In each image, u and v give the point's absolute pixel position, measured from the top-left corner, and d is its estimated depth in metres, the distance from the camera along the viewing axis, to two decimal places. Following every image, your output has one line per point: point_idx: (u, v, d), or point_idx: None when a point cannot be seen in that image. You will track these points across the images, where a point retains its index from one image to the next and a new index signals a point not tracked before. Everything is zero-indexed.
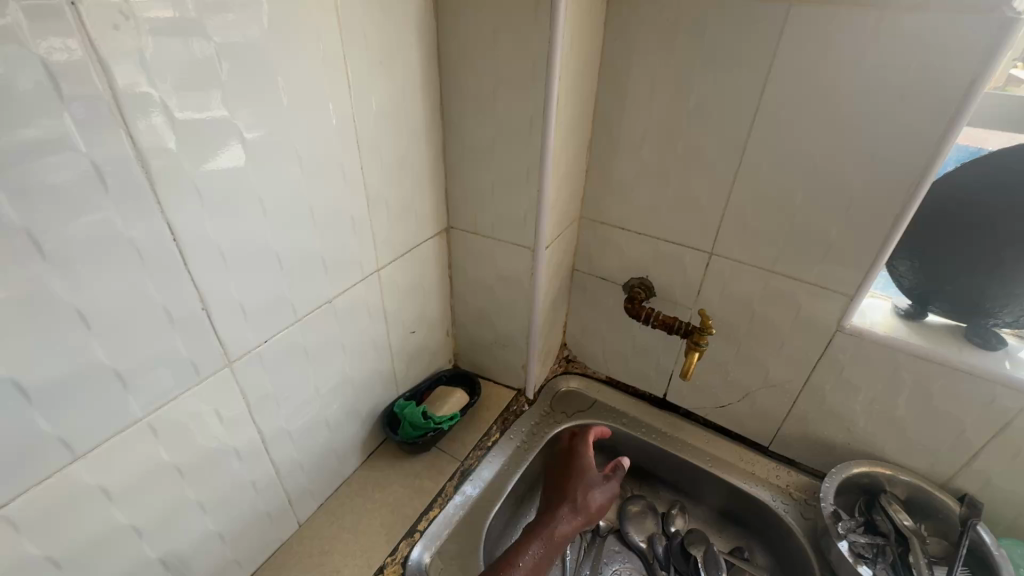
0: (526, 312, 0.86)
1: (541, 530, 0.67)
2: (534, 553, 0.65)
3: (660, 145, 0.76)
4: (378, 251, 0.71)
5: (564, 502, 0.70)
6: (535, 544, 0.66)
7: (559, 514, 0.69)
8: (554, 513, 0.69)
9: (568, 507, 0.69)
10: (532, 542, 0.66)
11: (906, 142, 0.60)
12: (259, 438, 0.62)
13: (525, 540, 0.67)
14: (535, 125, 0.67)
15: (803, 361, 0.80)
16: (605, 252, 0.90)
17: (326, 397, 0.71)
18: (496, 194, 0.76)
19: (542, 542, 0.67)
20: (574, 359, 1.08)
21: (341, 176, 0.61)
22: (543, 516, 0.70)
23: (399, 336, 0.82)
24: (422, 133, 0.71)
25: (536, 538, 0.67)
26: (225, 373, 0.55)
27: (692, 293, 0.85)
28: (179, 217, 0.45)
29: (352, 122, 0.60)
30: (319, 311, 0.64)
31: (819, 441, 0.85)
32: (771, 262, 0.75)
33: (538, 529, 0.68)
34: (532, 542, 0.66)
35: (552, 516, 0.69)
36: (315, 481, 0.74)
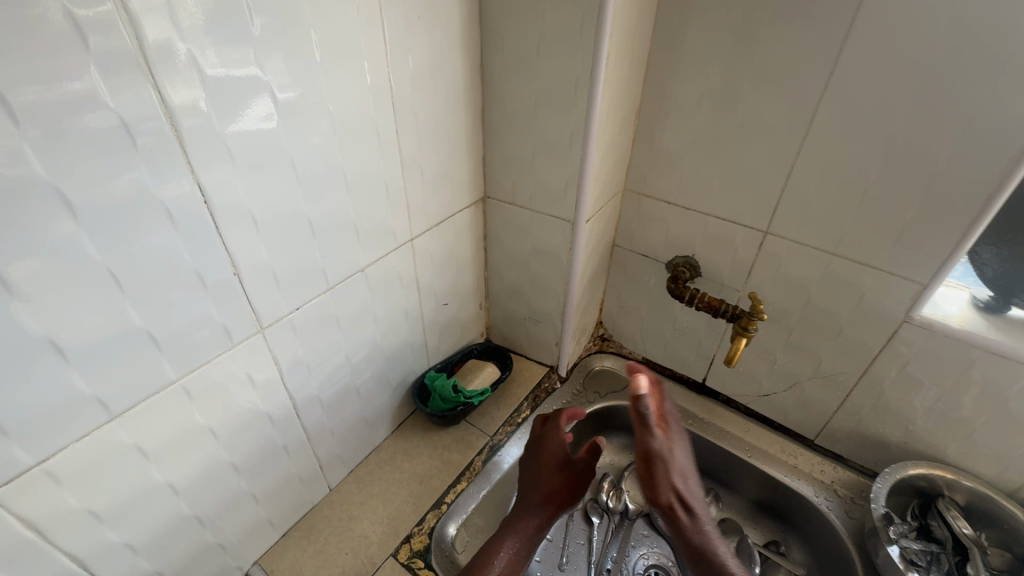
0: (562, 289, 0.83)
1: (516, 526, 0.66)
2: (511, 547, 0.64)
3: (717, 113, 0.70)
4: (412, 220, 0.68)
5: (538, 497, 0.69)
6: (512, 538, 0.65)
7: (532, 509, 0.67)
8: (529, 507, 0.68)
9: (541, 501, 0.67)
10: (509, 537, 0.65)
11: (1010, 111, 0.52)
12: (291, 405, 0.62)
13: (504, 535, 0.65)
14: (581, 88, 0.62)
15: (861, 353, 0.74)
16: (649, 228, 0.85)
17: (357, 366, 0.70)
18: (536, 163, 0.72)
19: (519, 538, 0.65)
20: (609, 338, 1.04)
21: (375, 140, 0.58)
22: (518, 511, 0.68)
23: (432, 308, 0.81)
24: (460, 97, 0.68)
25: (513, 534, 0.65)
26: (257, 339, 0.54)
27: (741, 275, 0.79)
28: (210, 179, 0.44)
29: (388, 82, 0.57)
30: (351, 280, 0.63)
31: (871, 438, 0.79)
32: (833, 244, 0.69)
33: (516, 523, 0.67)
34: (509, 537, 0.65)
35: (528, 512, 0.68)
36: (345, 448, 0.75)
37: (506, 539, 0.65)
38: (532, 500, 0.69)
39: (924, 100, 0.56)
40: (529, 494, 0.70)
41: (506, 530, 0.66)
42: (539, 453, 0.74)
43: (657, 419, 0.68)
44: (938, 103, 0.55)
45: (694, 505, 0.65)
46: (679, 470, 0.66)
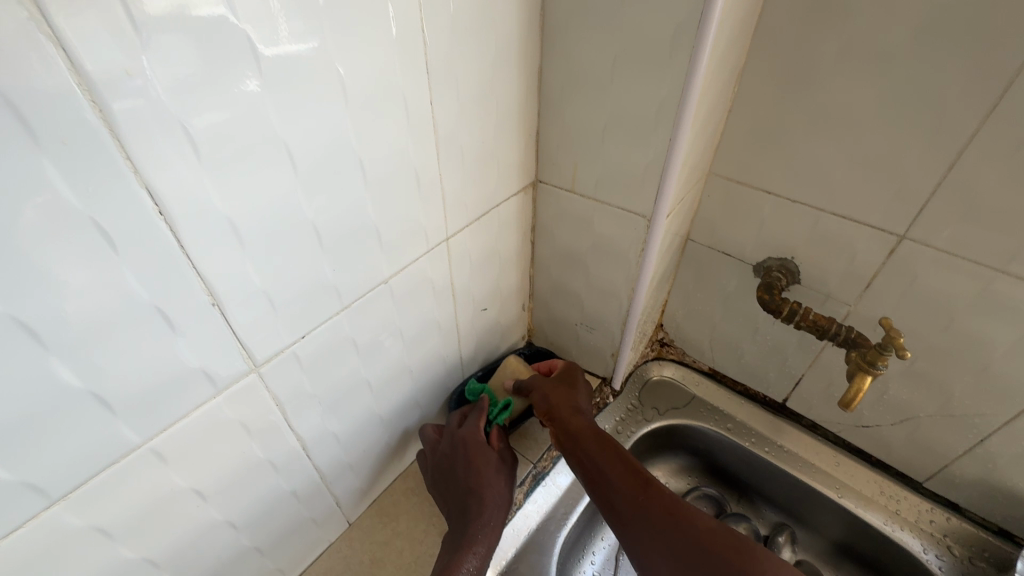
0: (626, 295, 0.68)
1: (474, 543, 0.55)
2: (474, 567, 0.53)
3: (857, 77, 0.52)
4: (448, 215, 0.54)
5: (490, 506, 0.58)
6: (472, 557, 0.54)
7: (485, 518, 0.57)
8: (480, 518, 0.57)
9: (491, 505, 0.58)
10: (470, 557, 0.54)
11: None
12: (299, 446, 0.51)
13: (463, 554, 0.54)
14: (681, 43, 0.45)
15: (1015, 395, 0.58)
16: (736, 221, 0.69)
17: (380, 391, 0.58)
18: (606, 143, 0.56)
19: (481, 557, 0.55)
20: (670, 343, 0.90)
21: (402, 115, 0.43)
22: (469, 526, 0.56)
23: (468, 315, 0.67)
24: (512, 54, 0.51)
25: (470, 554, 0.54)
26: (251, 380, 0.42)
27: (856, 287, 0.63)
28: (165, 182, 0.30)
29: (419, 33, 0.41)
30: (372, 294, 0.50)
31: (1005, 490, 0.64)
32: (1005, 259, 0.52)
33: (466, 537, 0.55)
34: (469, 556, 0.54)
35: (487, 523, 0.56)
36: (366, 480, 0.64)
37: (466, 559, 0.54)
38: (484, 510, 0.57)
39: None
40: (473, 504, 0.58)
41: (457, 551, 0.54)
42: (468, 457, 0.61)
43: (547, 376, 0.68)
44: None
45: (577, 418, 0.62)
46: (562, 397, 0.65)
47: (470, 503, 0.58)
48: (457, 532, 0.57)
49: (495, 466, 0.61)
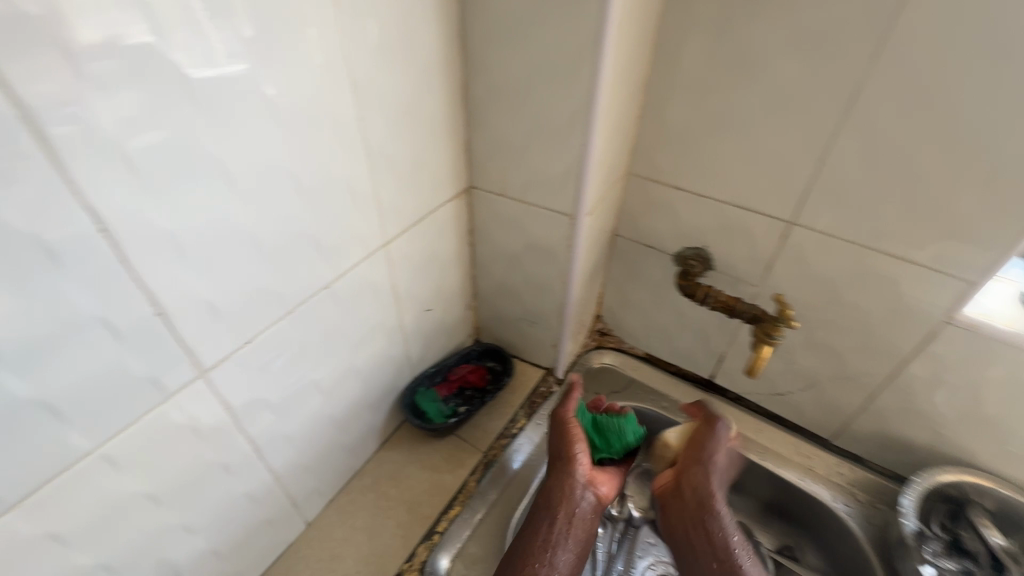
0: (561, 288, 0.74)
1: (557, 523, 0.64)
2: (550, 534, 0.63)
3: (740, 85, 0.59)
4: (384, 222, 0.58)
5: (576, 481, 0.66)
6: (556, 541, 0.63)
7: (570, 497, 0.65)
8: (560, 499, 0.66)
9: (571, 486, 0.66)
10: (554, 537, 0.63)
11: None
12: (251, 449, 0.53)
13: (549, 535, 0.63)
14: (583, 59, 0.51)
15: (892, 354, 0.67)
16: (655, 216, 0.76)
17: (330, 393, 0.61)
18: (529, 149, 0.61)
19: (558, 526, 0.64)
20: (608, 333, 0.96)
21: (332, 131, 0.47)
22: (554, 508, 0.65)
23: (413, 316, 0.71)
24: (436, 71, 0.56)
25: (547, 525, 0.64)
26: (199, 385, 0.44)
27: (759, 269, 0.71)
28: (106, 201, 0.33)
29: (344, 57, 0.45)
30: (315, 299, 0.53)
31: (894, 439, 0.74)
32: (871, 238, 0.61)
33: (554, 518, 0.64)
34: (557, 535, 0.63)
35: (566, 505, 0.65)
36: (321, 480, 0.66)
37: (552, 540, 0.63)
38: (563, 493, 0.66)
39: (1005, 72, 0.46)
40: (558, 479, 0.67)
41: (538, 522, 0.64)
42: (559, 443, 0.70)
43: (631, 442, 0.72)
44: (1019, 75, 0.46)
45: (719, 459, 0.73)
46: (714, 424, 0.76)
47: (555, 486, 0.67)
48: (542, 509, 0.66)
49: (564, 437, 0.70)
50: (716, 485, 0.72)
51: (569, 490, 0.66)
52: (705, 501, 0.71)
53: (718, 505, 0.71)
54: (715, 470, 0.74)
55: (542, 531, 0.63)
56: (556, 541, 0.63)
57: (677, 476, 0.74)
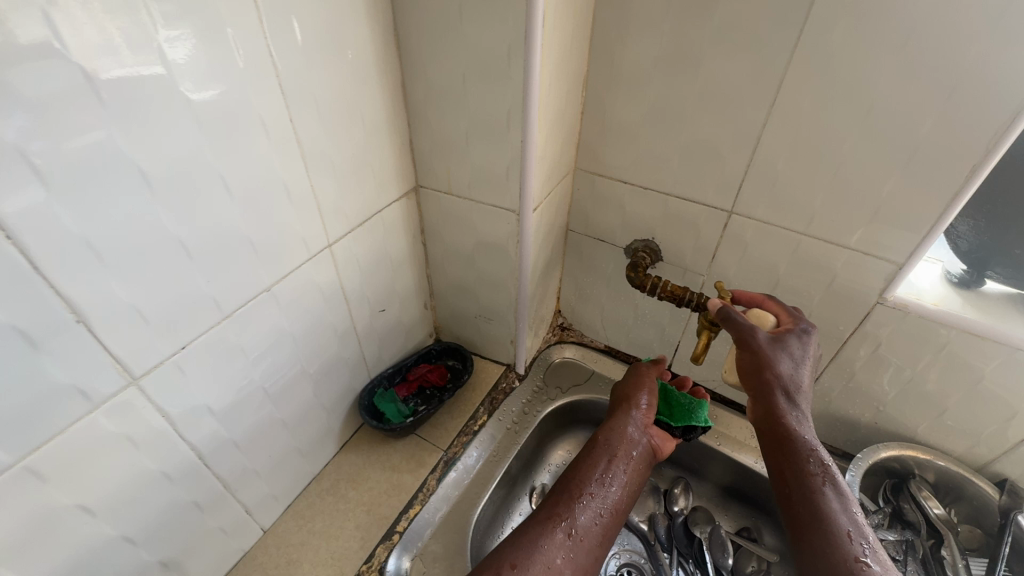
0: (514, 284, 0.75)
1: (610, 459, 0.66)
2: (607, 469, 0.64)
3: (674, 79, 0.61)
4: (326, 223, 0.58)
5: (634, 424, 0.69)
6: (604, 476, 0.64)
7: (621, 438, 0.68)
8: (614, 443, 0.67)
9: (627, 430, 0.69)
10: (605, 471, 0.64)
11: (996, 75, 0.46)
12: (196, 455, 0.52)
13: (599, 469, 0.65)
14: (515, 55, 0.52)
15: (832, 336, 0.69)
16: (605, 210, 0.77)
17: (280, 396, 0.61)
18: (471, 146, 0.62)
19: (616, 463, 0.65)
20: (569, 327, 0.97)
21: (262, 133, 0.47)
22: (608, 446, 0.67)
23: (366, 317, 0.71)
24: (372, 72, 0.56)
25: (606, 461, 0.65)
26: (131, 392, 0.44)
27: (705, 259, 0.73)
28: (11, 208, 0.33)
29: (271, 57, 0.45)
30: (255, 303, 0.52)
31: (841, 418, 0.76)
32: (805, 224, 0.63)
33: (609, 457, 0.66)
34: (606, 469, 0.65)
35: (618, 447, 0.67)
36: (276, 485, 0.66)
37: (600, 473, 0.64)
38: (617, 437, 0.68)
39: (913, 60, 0.49)
40: (620, 422, 0.70)
41: (597, 457, 0.66)
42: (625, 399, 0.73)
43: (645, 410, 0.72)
44: (925, 62, 0.48)
45: (793, 339, 0.57)
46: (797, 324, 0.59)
47: (611, 430, 0.69)
48: (597, 449, 0.67)
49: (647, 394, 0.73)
50: (793, 356, 0.56)
51: (627, 433, 0.68)
52: (787, 382, 0.55)
53: (804, 365, 0.56)
54: (804, 357, 0.57)
55: (601, 465, 0.65)
56: (611, 476, 0.64)
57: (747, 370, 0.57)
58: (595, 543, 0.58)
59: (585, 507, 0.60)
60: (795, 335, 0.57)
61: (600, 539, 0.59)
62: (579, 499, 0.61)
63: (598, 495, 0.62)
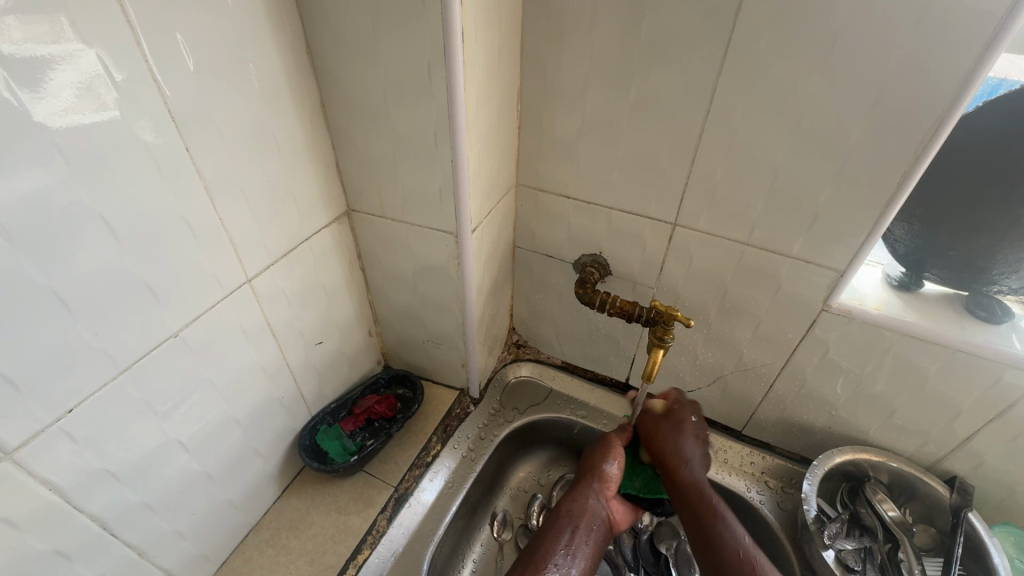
0: (458, 308, 0.72)
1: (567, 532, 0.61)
2: (571, 541, 0.60)
3: (608, 91, 0.59)
4: (243, 257, 0.53)
5: (595, 495, 0.63)
6: (564, 552, 0.60)
7: (581, 510, 0.63)
8: (575, 514, 0.62)
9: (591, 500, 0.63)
10: (563, 546, 0.60)
11: (919, 81, 0.46)
12: (98, 526, 0.47)
13: (557, 541, 0.60)
14: (436, 72, 0.49)
15: (781, 343, 0.69)
16: (550, 225, 0.75)
17: (202, 448, 0.55)
18: (401, 167, 0.59)
19: (578, 535, 0.61)
20: (525, 344, 0.95)
21: (150, 166, 0.42)
22: (566, 518, 0.62)
23: (300, 352, 0.66)
24: (283, 92, 0.52)
25: (569, 532, 0.61)
26: (5, 468, 0.38)
27: (653, 271, 0.71)
28: None
29: (155, 82, 0.40)
30: (159, 351, 0.47)
31: (796, 424, 0.76)
32: (747, 234, 0.62)
33: (570, 529, 0.61)
34: (565, 543, 0.60)
35: (580, 518, 0.62)
36: (206, 543, 0.60)
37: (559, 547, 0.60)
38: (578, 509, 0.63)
39: (838, 67, 0.48)
40: (583, 489, 0.64)
41: (559, 527, 0.62)
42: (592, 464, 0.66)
43: (611, 479, 0.65)
44: (850, 66, 0.48)
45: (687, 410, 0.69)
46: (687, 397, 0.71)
47: (573, 500, 0.64)
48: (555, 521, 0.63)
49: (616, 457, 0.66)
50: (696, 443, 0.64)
51: (591, 504, 0.63)
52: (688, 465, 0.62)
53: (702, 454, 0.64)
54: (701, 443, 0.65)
55: (564, 535, 0.61)
56: (575, 547, 0.60)
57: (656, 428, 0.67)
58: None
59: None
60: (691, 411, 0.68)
61: None
62: (541, 571, 0.57)
63: (562, 568, 0.58)
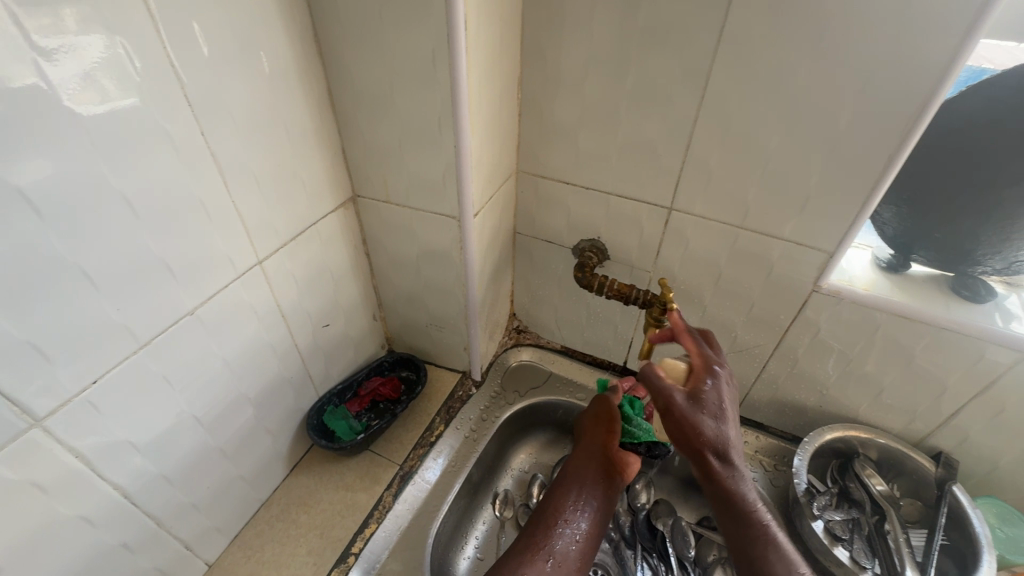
0: (461, 291, 0.74)
1: (574, 488, 0.65)
2: (578, 498, 0.64)
3: (606, 78, 0.61)
4: (254, 240, 0.55)
5: (598, 452, 0.69)
6: (572, 510, 0.63)
7: (585, 469, 0.67)
8: (581, 472, 0.67)
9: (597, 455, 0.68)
10: (571, 504, 0.63)
11: (903, 67, 0.48)
12: (119, 494, 0.49)
13: (564, 498, 0.64)
14: (440, 61, 0.51)
15: (773, 324, 0.71)
16: (550, 211, 0.77)
17: (215, 424, 0.58)
18: (405, 153, 0.60)
19: (586, 491, 0.65)
20: (525, 330, 0.97)
21: (168, 149, 0.44)
22: (572, 479, 0.67)
23: (308, 334, 0.68)
24: (291, 80, 0.54)
25: (576, 489, 0.65)
26: (34, 435, 0.41)
27: (650, 256, 0.73)
28: None
29: (172, 69, 0.42)
30: (176, 328, 0.49)
31: (788, 403, 0.79)
32: (741, 216, 0.64)
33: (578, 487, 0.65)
34: (573, 501, 0.64)
35: (586, 477, 0.66)
36: (219, 516, 0.63)
37: (567, 505, 0.63)
38: (583, 472, 0.67)
39: (826, 54, 0.50)
40: (586, 453, 0.69)
41: (568, 485, 0.66)
42: (591, 430, 0.72)
43: (611, 441, 0.70)
44: (838, 53, 0.50)
45: (710, 394, 0.55)
46: (710, 368, 0.57)
47: (577, 466, 0.68)
48: (561, 483, 0.67)
49: (612, 420, 0.72)
50: (712, 413, 0.54)
51: (596, 461, 0.68)
52: (716, 444, 0.54)
53: (725, 421, 0.54)
54: (723, 409, 0.55)
55: (573, 492, 0.65)
56: (584, 501, 0.64)
57: (676, 439, 0.55)
58: (573, 569, 0.58)
59: (560, 536, 0.60)
60: (709, 384, 0.56)
61: (578, 563, 0.58)
62: (553, 528, 0.61)
63: (573, 522, 0.62)
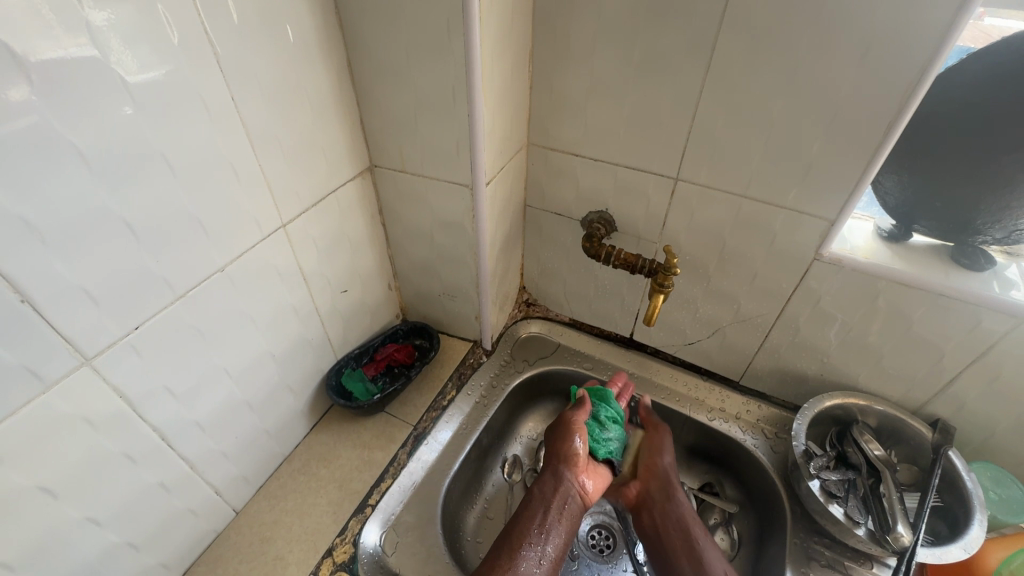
0: (472, 259, 0.76)
1: (539, 513, 0.66)
2: (545, 521, 0.65)
3: (615, 50, 0.63)
4: (278, 202, 0.58)
5: (565, 474, 0.69)
6: (536, 534, 0.64)
7: (551, 491, 0.68)
8: (546, 495, 0.68)
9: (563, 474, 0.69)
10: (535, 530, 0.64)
11: (902, 37, 0.49)
12: (157, 437, 0.53)
13: (528, 521, 0.65)
14: (454, 30, 0.53)
15: (776, 293, 0.73)
16: (559, 184, 0.79)
17: (242, 378, 0.61)
18: (420, 123, 0.63)
19: (552, 514, 0.66)
20: (534, 303, 1.00)
21: (202, 112, 0.47)
22: (536, 502, 0.68)
23: (328, 298, 0.72)
24: (313, 50, 0.57)
25: (542, 512, 0.66)
26: (85, 373, 0.44)
27: (656, 227, 0.75)
28: None
29: (206, 36, 0.45)
30: (208, 283, 0.53)
31: (790, 372, 0.81)
32: (744, 187, 0.66)
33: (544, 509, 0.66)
34: (538, 525, 0.65)
35: (552, 499, 0.67)
36: (245, 466, 0.67)
37: (532, 529, 0.64)
38: (547, 493, 0.68)
39: (830, 23, 0.51)
40: (551, 473, 0.70)
41: (533, 508, 0.67)
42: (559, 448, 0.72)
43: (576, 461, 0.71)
44: (842, 22, 0.51)
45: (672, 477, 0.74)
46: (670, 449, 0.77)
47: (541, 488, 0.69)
48: (525, 506, 0.68)
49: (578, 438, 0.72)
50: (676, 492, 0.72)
51: (561, 481, 0.69)
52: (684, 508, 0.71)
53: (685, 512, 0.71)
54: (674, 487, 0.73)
55: (538, 515, 0.66)
56: (550, 525, 0.65)
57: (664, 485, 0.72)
58: None
59: (527, 557, 0.61)
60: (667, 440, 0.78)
61: None
62: (518, 552, 0.61)
63: (539, 546, 0.63)
